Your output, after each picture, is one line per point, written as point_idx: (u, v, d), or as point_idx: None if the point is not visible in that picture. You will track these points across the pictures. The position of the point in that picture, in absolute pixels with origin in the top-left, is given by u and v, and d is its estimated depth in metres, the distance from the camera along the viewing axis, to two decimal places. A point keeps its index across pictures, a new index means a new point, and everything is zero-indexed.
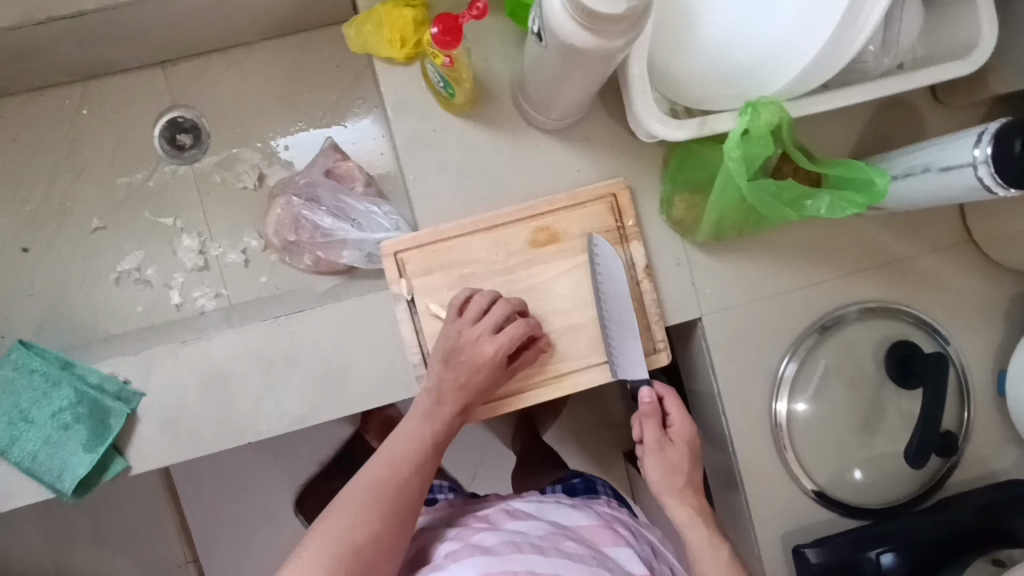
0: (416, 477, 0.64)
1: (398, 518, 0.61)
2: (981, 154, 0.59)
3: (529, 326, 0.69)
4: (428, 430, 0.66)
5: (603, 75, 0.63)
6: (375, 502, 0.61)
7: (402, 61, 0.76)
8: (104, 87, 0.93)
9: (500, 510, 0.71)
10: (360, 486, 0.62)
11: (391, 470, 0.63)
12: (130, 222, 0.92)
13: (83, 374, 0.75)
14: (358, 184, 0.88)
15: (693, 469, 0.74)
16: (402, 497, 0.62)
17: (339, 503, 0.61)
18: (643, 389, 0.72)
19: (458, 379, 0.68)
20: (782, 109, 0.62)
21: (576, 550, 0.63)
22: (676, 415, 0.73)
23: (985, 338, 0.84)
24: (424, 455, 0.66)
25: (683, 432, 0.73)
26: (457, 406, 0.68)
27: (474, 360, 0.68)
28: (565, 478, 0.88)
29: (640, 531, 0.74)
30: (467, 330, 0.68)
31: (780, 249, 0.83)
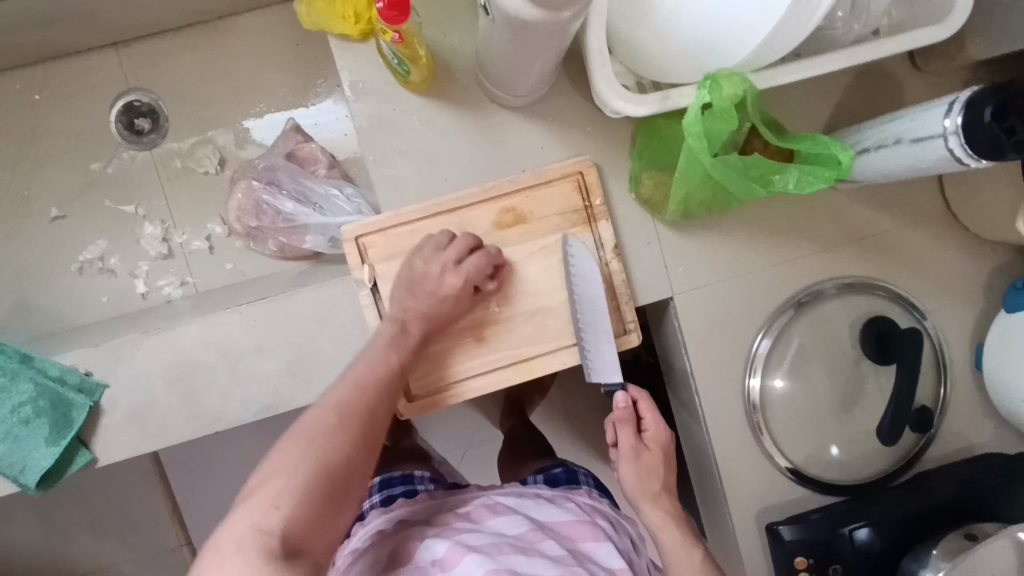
0: (382, 401, 0.63)
1: (367, 439, 0.60)
2: (952, 124, 0.57)
3: (490, 254, 0.71)
4: (394, 357, 0.66)
5: (559, 48, 0.61)
6: (346, 423, 0.59)
7: (358, 37, 0.73)
8: (56, 71, 0.90)
9: (482, 508, 0.69)
10: (328, 408, 0.60)
11: (358, 394, 0.62)
12: (91, 211, 0.90)
13: (43, 367, 0.74)
14: (322, 166, 0.86)
15: (668, 475, 0.74)
16: (371, 420, 0.61)
17: (300, 435, 0.58)
18: (620, 391, 0.72)
19: (420, 309, 0.69)
20: (747, 81, 0.60)
21: (559, 551, 0.62)
22: (654, 421, 0.73)
23: (962, 312, 0.83)
24: (390, 381, 0.65)
25: (658, 437, 0.73)
26: (420, 335, 0.69)
27: (439, 290, 0.69)
28: (548, 467, 0.85)
29: (621, 523, 0.74)
30: (420, 260, 0.71)
31: (754, 225, 0.81)
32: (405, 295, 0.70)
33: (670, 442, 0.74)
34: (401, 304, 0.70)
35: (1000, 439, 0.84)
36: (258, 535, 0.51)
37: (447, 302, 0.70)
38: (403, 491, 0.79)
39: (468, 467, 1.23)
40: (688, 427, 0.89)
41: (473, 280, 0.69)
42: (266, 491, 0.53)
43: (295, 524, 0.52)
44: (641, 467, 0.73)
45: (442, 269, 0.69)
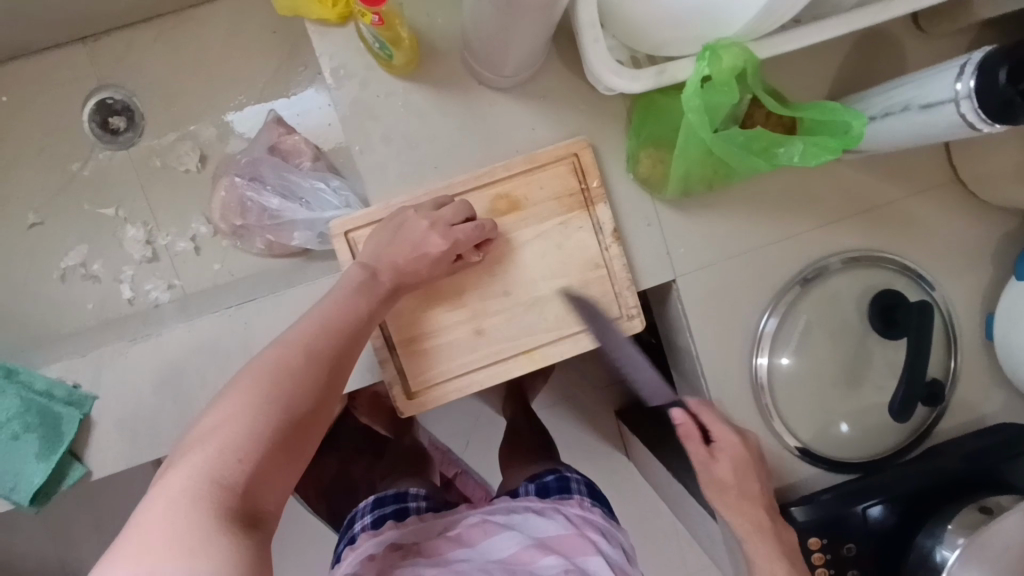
0: (348, 350, 0.60)
1: (328, 383, 0.57)
2: (964, 88, 0.54)
3: (483, 226, 0.67)
4: (364, 304, 0.63)
5: (548, 24, 0.57)
6: (310, 371, 0.56)
7: (336, 22, 0.70)
8: (22, 70, 0.86)
9: (476, 530, 0.68)
10: (291, 353, 0.56)
11: (325, 340, 0.58)
12: (70, 215, 0.87)
13: (29, 382, 0.72)
14: (306, 159, 0.82)
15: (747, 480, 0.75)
16: (336, 369, 0.58)
17: (260, 369, 0.54)
18: (678, 411, 0.75)
19: (393, 262, 0.65)
20: (747, 51, 0.57)
21: (552, 564, 0.62)
22: (723, 431, 0.76)
23: (971, 280, 0.81)
24: (358, 329, 0.62)
25: (728, 446, 0.75)
26: (391, 285, 0.66)
27: (417, 246, 0.65)
28: (541, 474, 0.81)
29: (613, 534, 0.71)
30: (408, 213, 0.67)
31: (756, 201, 0.78)
32: (388, 244, 0.66)
33: (744, 447, 0.76)
34: (378, 251, 0.66)
35: (1012, 408, 0.82)
36: (211, 483, 0.46)
37: (428, 263, 0.66)
38: (395, 510, 0.76)
39: (472, 456, 1.22)
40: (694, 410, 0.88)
41: (460, 247, 0.66)
42: (224, 439, 0.49)
43: (253, 474, 0.49)
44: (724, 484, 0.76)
45: (432, 224, 0.66)
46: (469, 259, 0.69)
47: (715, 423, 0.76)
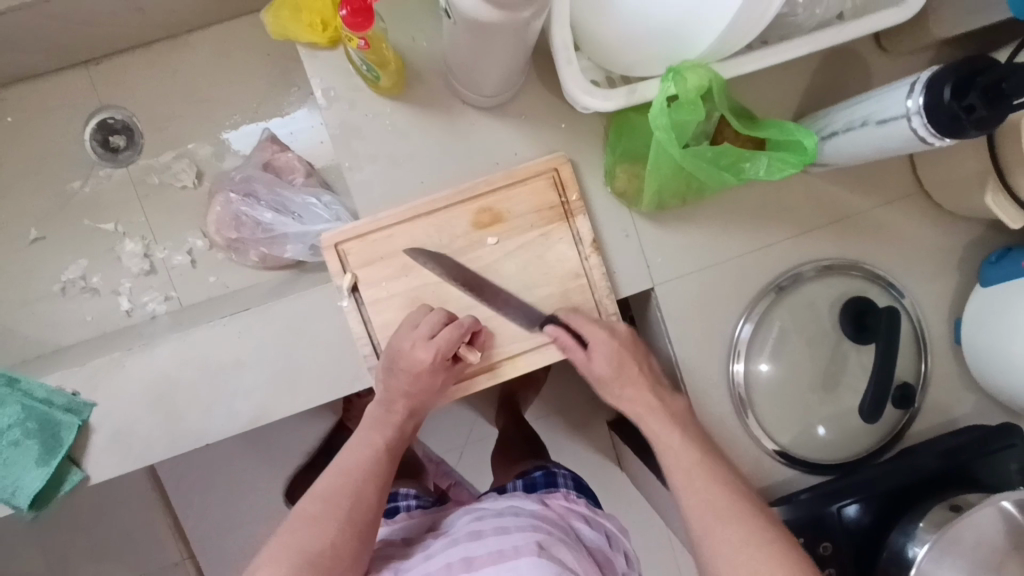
0: (371, 482, 0.63)
1: (355, 523, 0.60)
2: (914, 105, 0.58)
3: (462, 327, 0.68)
4: (379, 437, 0.67)
5: (524, 45, 0.61)
6: (332, 509, 0.60)
7: (326, 45, 0.73)
8: (25, 91, 0.89)
9: (459, 516, 0.72)
10: (313, 500, 0.62)
11: (344, 479, 0.63)
12: (71, 231, 0.90)
13: (29, 390, 0.74)
14: (299, 175, 0.85)
15: (636, 364, 0.73)
16: (357, 503, 0.61)
17: (287, 526, 0.60)
18: (549, 326, 0.73)
19: (402, 386, 0.67)
20: (712, 71, 0.60)
21: (514, 523, 0.66)
22: (590, 327, 0.72)
23: (940, 287, 0.84)
24: (378, 462, 0.65)
25: (602, 343, 0.72)
26: (406, 411, 0.68)
27: (412, 368, 0.66)
28: (529, 472, 0.85)
29: (597, 519, 0.74)
30: (397, 339, 0.67)
31: (730, 213, 0.81)
32: (389, 374, 0.67)
33: (617, 341, 0.72)
34: (385, 384, 0.68)
35: (983, 409, 0.85)
36: None
37: (423, 376, 0.67)
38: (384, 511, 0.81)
39: (466, 467, 1.25)
40: None
41: (447, 352, 0.66)
42: None
43: None
44: (608, 382, 0.73)
45: (412, 344, 0.66)
46: (470, 356, 0.71)
47: (586, 325, 0.73)
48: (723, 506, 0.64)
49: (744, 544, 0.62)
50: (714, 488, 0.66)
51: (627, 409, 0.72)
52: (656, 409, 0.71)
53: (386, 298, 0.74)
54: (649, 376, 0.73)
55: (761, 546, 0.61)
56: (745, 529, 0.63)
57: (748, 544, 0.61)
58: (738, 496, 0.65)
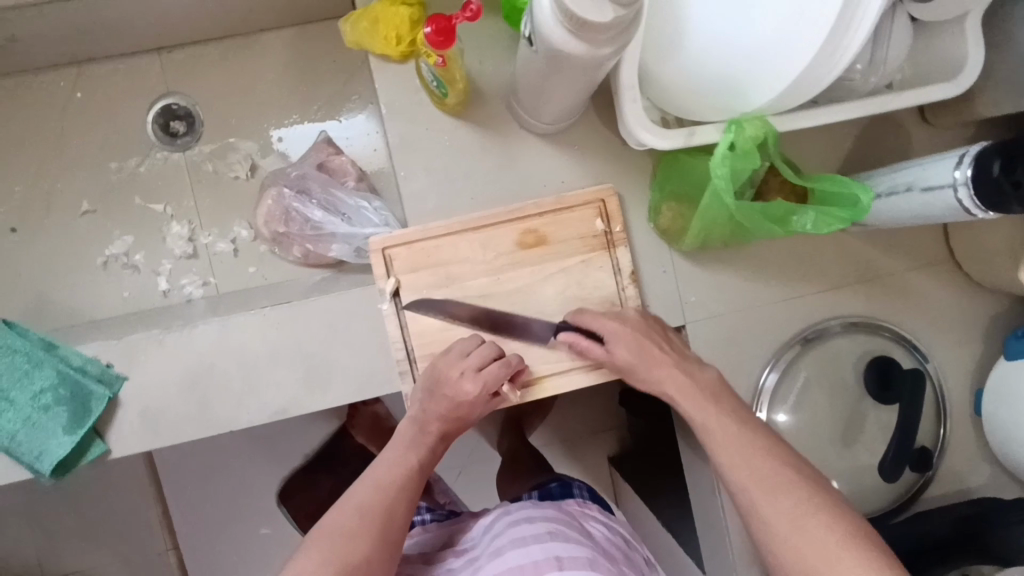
0: (403, 500, 0.64)
1: (389, 539, 0.60)
2: (961, 176, 0.60)
3: (511, 365, 0.70)
4: (413, 457, 0.67)
5: (592, 82, 0.63)
6: (369, 523, 0.60)
7: (397, 58, 0.76)
8: (97, 70, 0.92)
9: (478, 526, 0.77)
10: (347, 511, 0.61)
11: (379, 494, 0.63)
12: (121, 207, 0.92)
13: (66, 357, 0.74)
14: (350, 179, 0.88)
15: (655, 343, 0.71)
16: (391, 520, 0.61)
17: (319, 536, 0.59)
18: (561, 334, 0.74)
19: (440, 409, 0.69)
20: (768, 123, 0.63)
21: (531, 533, 0.70)
22: (602, 321, 0.72)
23: (963, 356, 0.85)
24: (411, 481, 0.65)
25: (609, 330, 0.72)
26: (439, 434, 0.69)
27: (456, 395, 0.68)
28: (545, 483, 0.90)
29: (611, 524, 0.78)
30: (441, 363, 0.70)
31: (767, 262, 0.83)
32: (427, 396, 0.69)
33: (630, 328, 0.72)
34: (422, 405, 0.69)
35: (997, 481, 0.86)
36: None
37: (464, 406, 0.68)
38: None
39: (464, 486, 1.25)
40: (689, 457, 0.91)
41: (491, 387, 0.69)
42: None
43: None
44: (636, 369, 0.71)
45: (461, 372, 0.68)
46: (511, 395, 0.72)
47: (597, 321, 0.73)
48: (770, 473, 0.60)
49: (792, 506, 0.58)
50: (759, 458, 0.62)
51: (658, 388, 0.70)
52: (688, 385, 0.69)
53: (425, 306, 0.75)
54: (672, 350, 0.71)
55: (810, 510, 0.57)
56: (791, 495, 0.59)
57: (795, 509, 0.58)
58: (784, 464, 0.61)
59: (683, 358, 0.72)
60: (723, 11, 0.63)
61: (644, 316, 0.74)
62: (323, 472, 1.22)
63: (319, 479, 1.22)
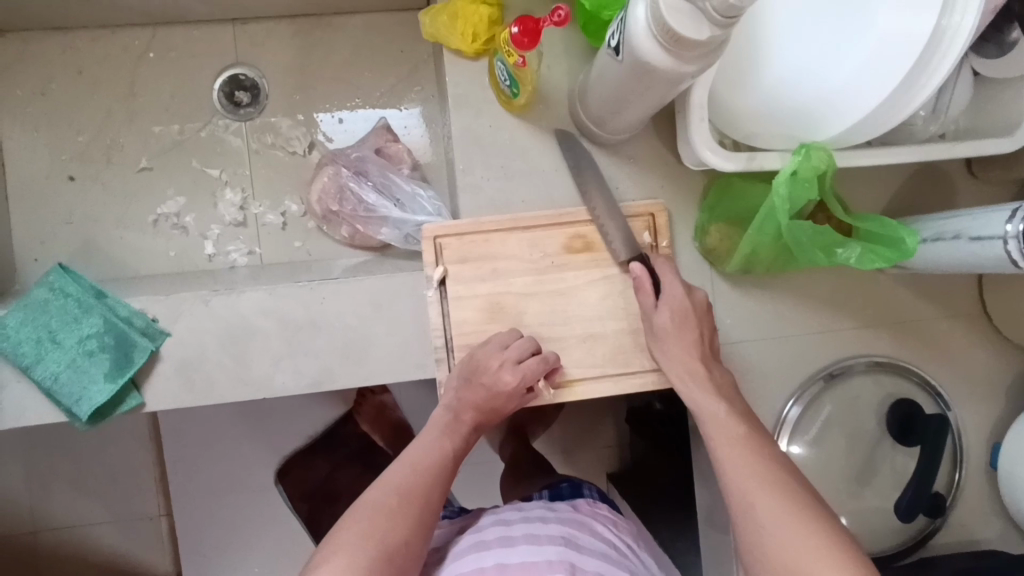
0: (438, 484, 0.65)
1: (424, 521, 0.62)
2: (1013, 229, 0.61)
3: (547, 362, 0.72)
4: (448, 443, 0.68)
5: (665, 99, 0.65)
6: (406, 504, 0.61)
7: (471, 55, 0.78)
8: (173, 33, 0.94)
9: (487, 516, 0.77)
10: (385, 490, 0.62)
11: (416, 477, 0.64)
12: (177, 168, 0.94)
13: (114, 306, 0.75)
14: (405, 166, 0.90)
15: (705, 332, 0.72)
16: (427, 504, 0.62)
17: (357, 514, 0.60)
18: (636, 263, 0.72)
19: (476, 399, 0.70)
20: (831, 157, 0.64)
21: (545, 533, 0.71)
22: (674, 285, 0.72)
23: (985, 410, 0.87)
24: (445, 467, 0.66)
25: (673, 295, 0.71)
26: (472, 423, 0.70)
27: (495, 386, 0.69)
28: (557, 483, 0.91)
29: (623, 527, 0.80)
30: (479, 351, 0.71)
31: (803, 294, 0.85)
32: (464, 384, 0.70)
33: (691, 306, 0.71)
34: (459, 394, 0.70)
35: (1004, 537, 0.87)
36: None
37: (501, 398, 0.70)
38: None
39: (463, 483, 1.28)
40: None
41: (529, 380, 0.71)
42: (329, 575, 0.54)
43: None
44: (662, 336, 0.72)
45: (501, 364, 0.70)
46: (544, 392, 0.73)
47: (666, 275, 0.73)
48: (766, 478, 0.60)
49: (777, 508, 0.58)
50: (759, 468, 0.61)
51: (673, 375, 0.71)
52: (709, 382, 0.69)
53: (469, 298, 0.76)
54: (709, 348, 0.72)
55: (796, 516, 0.57)
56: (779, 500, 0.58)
57: (785, 514, 0.57)
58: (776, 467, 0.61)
59: (714, 358, 0.72)
60: (803, 47, 0.66)
61: (708, 307, 0.73)
62: (331, 454, 1.23)
63: (327, 460, 1.23)
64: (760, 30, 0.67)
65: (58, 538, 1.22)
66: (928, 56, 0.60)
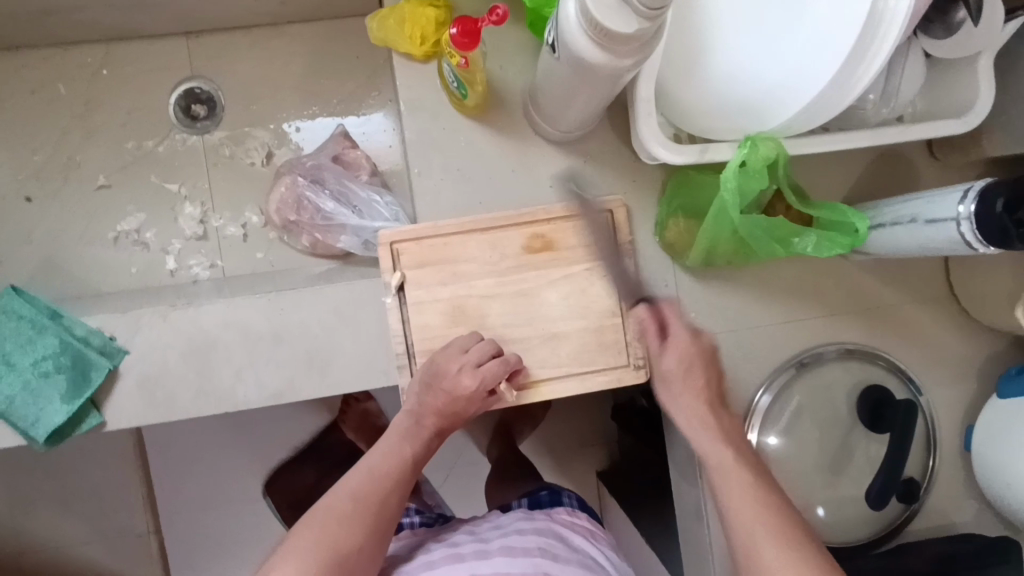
0: (395, 492, 0.64)
1: (378, 530, 0.62)
2: (965, 210, 0.61)
3: (507, 364, 0.70)
4: (408, 449, 0.68)
5: (612, 93, 0.65)
6: (360, 513, 0.61)
7: (421, 58, 0.78)
8: (126, 49, 0.94)
9: (464, 531, 0.76)
10: (341, 497, 0.62)
11: (373, 485, 0.64)
12: (136, 184, 0.93)
13: (70, 326, 0.75)
14: (364, 173, 0.89)
15: (711, 379, 0.69)
16: (382, 512, 0.62)
17: (311, 519, 0.60)
18: (641, 306, 0.72)
19: (436, 404, 0.69)
20: (780, 145, 0.63)
21: (521, 545, 0.70)
22: (680, 329, 0.70)
23: (957, 393, 0.86)
24: (403, 473, 0.66)
25: (680, 341, 0.69)
26: (435, 429, 0.70)
27: (453, 391, 0.68)
28: (535, 492, 0.90)
29: (601, 537, 0.79)
30: (438, 357, 0.70)
31: (769, 284, 0.84)
32: (424, 389, 0.69)
33: (697, 348, 0.69)
34: (420, 399, 0.69)
35: (982, 520, 0.86)
36: None
37: (461, 402, 0.69)
38: None
39: (449, 489, 1.27)
40: (676, 473, 0.91)
41: (489, 384, 0.69)
42: None
43: None
44: (671, 380, 0.69)
45: (459, 368, 0.69)
46: (505, 395, 0.73)
47: (673, 320, 0.71)
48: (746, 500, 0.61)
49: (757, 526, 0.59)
50: (760, 513, 0.60)
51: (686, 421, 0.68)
52: (713, 423, 0.67)
53: (429, 302, 0.76)
54: (714, 391, 0.69)
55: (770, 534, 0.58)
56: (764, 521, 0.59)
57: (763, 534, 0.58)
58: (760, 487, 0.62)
59: (721, 402, 0.70)
60: (749, 37, 0.66)
61: (714, 350, 0.71)
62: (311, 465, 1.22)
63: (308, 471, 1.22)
64: (706, 25, 0.67)
65: (38, 560, 1.21)
66: (870, 36, 0.59)
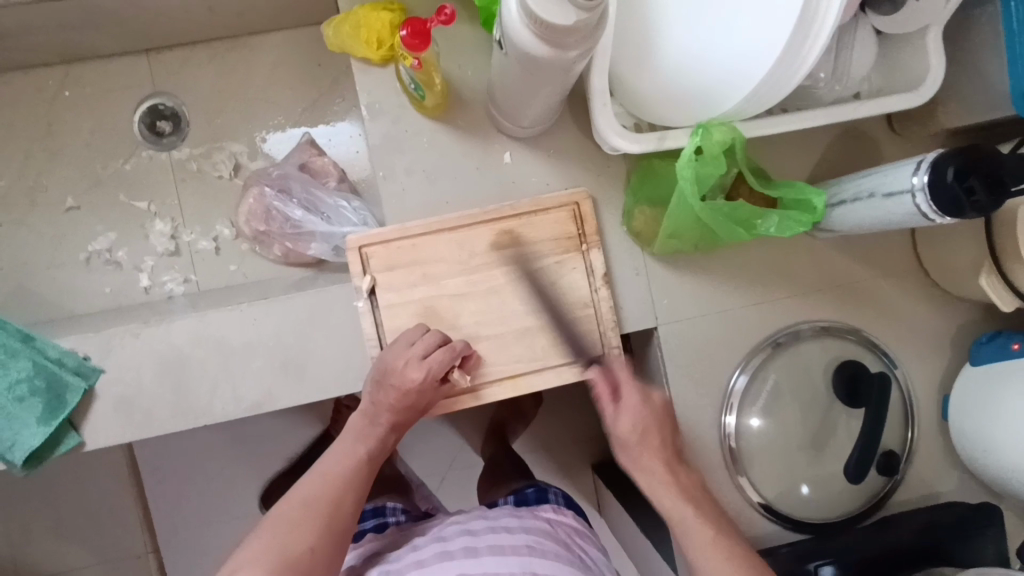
0: (350, 492, 0.65)
1: (334, 532, 0.62)
2: (919, 181, 0.61)
3: (455, 351, 0.71)
4: (361, 448, 0.68)
5: (566, 86, 0.65)
6: (311, 516, 0.61)
7: (378, 63, 0.78)
8: (86, 70, 0.94)
9: (451, 525, 0.76)
10: (294, 503, 0.63)
11: (326, 487, 0.64)
12: (105, 204, 0.93)
13: (42, 348, 0.76)
14: (332, 180, 0.90)
15: (668, 437, 0.69)
16: (337, 513, 0.63)
17: (265, 528, 0.61)
18: (593, 372, 0.74)
19: (388, 400, 0.69)
20: (735, 129, 0.65)
21: (510, 543, 0.70)
22: (635, 389, 0.70)
23: (932, 364, 0.87)
24: (358, 472, 0.66)
25: (632, 401, 0.69)
26: (391, 425, 0.70)
27: (403, 385, 0.68)
28: (522, 489, 0.91)
29: (588, 534, 0.80)
30: (386, 354, 0.70)
31: (739, 266, 0.85)
32: (375, 387, 0.69)
33: (650, 409, 0.69)
34: (373, 396, 0.70)
35: (965, 488, 0.87)
36: None
37: (412, 395, 0.69)
38: (375, 525, 0.85)
39: (445, 489, 1.27)
40: None
41: (438, 373, 0.69)
42: None
43: None
44: (628, 447, 0.68)
45: (406, 362, 0.68)
46: (458, 380, 0.73)
47: (626, 385, 0.70)
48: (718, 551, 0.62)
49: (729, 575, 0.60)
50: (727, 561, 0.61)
51: (644, 482, 0.68)
52: (671, 481, 0.67)
53: (401, 304, 0.76)
54: (669, 447, 0.69)
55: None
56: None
57: None
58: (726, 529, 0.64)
59: (678, 458, 0.69)
60: (698, 21, 0.66)
61: (666, 405, 0.71)
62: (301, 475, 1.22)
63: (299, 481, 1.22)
64: (655, 14, 0.67)
65: None
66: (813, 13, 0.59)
